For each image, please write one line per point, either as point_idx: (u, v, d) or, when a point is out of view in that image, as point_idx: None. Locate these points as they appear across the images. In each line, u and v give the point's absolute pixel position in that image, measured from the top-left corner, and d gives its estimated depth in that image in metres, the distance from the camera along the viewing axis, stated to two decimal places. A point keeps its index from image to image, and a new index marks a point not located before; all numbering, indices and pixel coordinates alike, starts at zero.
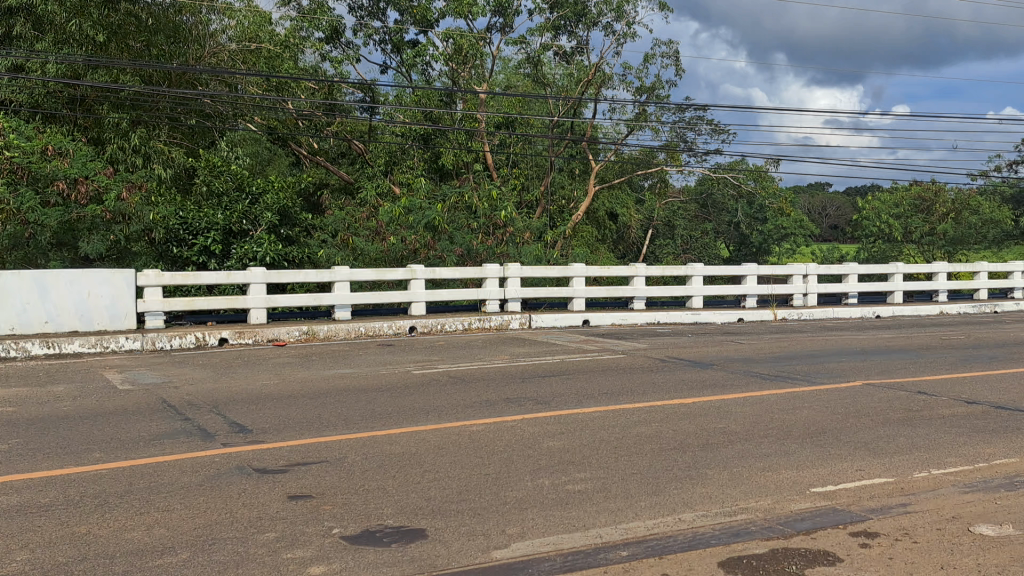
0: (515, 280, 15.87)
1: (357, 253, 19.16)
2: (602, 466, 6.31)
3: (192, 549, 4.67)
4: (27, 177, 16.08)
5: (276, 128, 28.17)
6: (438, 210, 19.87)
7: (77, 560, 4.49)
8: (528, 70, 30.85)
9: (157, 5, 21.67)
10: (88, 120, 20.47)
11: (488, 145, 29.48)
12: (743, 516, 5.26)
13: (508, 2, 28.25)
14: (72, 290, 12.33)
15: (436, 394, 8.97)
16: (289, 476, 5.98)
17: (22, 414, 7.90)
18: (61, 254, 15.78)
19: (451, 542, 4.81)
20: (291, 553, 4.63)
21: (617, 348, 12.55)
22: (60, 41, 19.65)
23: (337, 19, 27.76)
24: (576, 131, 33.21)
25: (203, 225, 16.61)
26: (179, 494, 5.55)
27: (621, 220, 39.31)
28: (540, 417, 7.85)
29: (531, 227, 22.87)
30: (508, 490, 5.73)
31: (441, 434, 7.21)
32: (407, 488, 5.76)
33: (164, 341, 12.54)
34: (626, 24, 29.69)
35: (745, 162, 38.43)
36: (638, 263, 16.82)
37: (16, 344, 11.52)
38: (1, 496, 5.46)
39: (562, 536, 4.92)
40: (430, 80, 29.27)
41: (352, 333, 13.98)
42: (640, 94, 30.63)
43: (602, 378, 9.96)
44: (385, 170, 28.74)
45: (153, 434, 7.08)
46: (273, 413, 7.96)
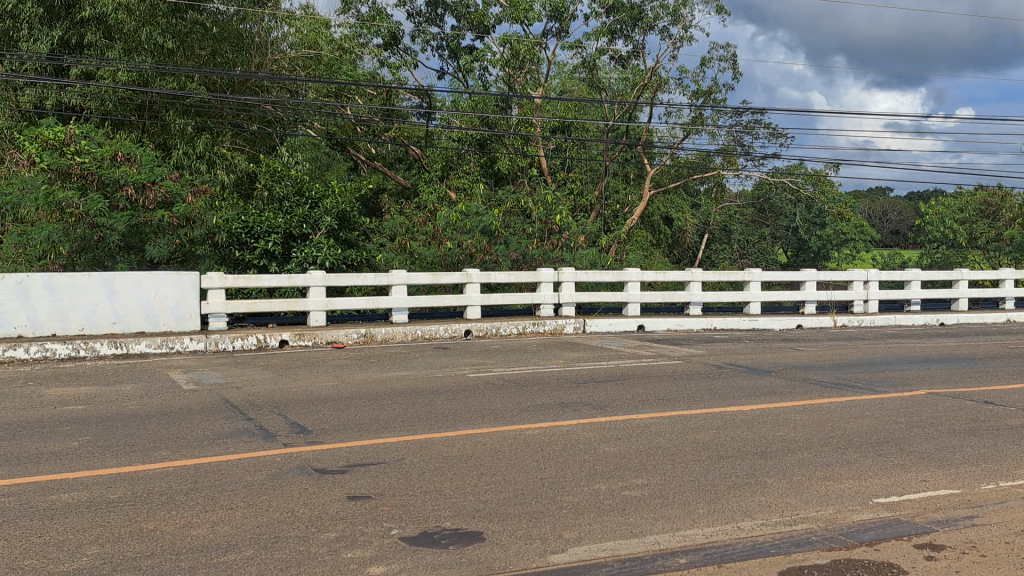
0: (570, 285, 15.84)
1: (415, 257, 19.32)
2: (659, 472, 6.27)
3: (255, 547, 4.75)
4: (97, 183, 16.19)
5: (335, 133, 28.53)
6: (494, 214, 19.85)
7: (144, 556, 4.60)
8: (584, 75, 30.79)
9: (221, 13, 22.14)
10: (155, 126, 20.75)
11: (543, 150, 29.55)
12: (804, 526, 5.19)
13: (564, 7, 28.23)
14: (137, 292, 12.65)
15: (492, 398, 9.00)
16: (348, 476, 6.06)
17: (90, 413, 8.13)
18: (128, 257, 16.08)
19: (507, 546, 4.83)
20: (351, 553, 4.69)
21: (673, 354, 12.44)
22: (129, 50, 20.11)
23: (396, 25, 28.04)
24: (632, 135, 33.04)
25: (264, 229, 17.46)
26: (241, 493, 5.65)
27: (677, 224, 38.92)
28: (597, 423, 7.82)
29: (588, 232, 22.72)
30: (564, 494, 5.73)
31: (497, 437, 7.25)
32: (464, 491, 5.79)
33: (226, 343, 12.79)
34: (683, 27, 29.49)
35: (804, 167, 37.88)
36: (695, 268, 16.66)
37: (85, 344, 11.85)
38: (72, 493, 5.62)
39: (619, 542, 4.91)
40: (486, 85, 29.38)
41: (409, 336, 14.10)
42: (697, 98, 30.35)
43: (659, 383, 9.89)
44: (442, 175, 28.89)
45: (217, 433, 7.24)
46: (332, 414, 8.07)
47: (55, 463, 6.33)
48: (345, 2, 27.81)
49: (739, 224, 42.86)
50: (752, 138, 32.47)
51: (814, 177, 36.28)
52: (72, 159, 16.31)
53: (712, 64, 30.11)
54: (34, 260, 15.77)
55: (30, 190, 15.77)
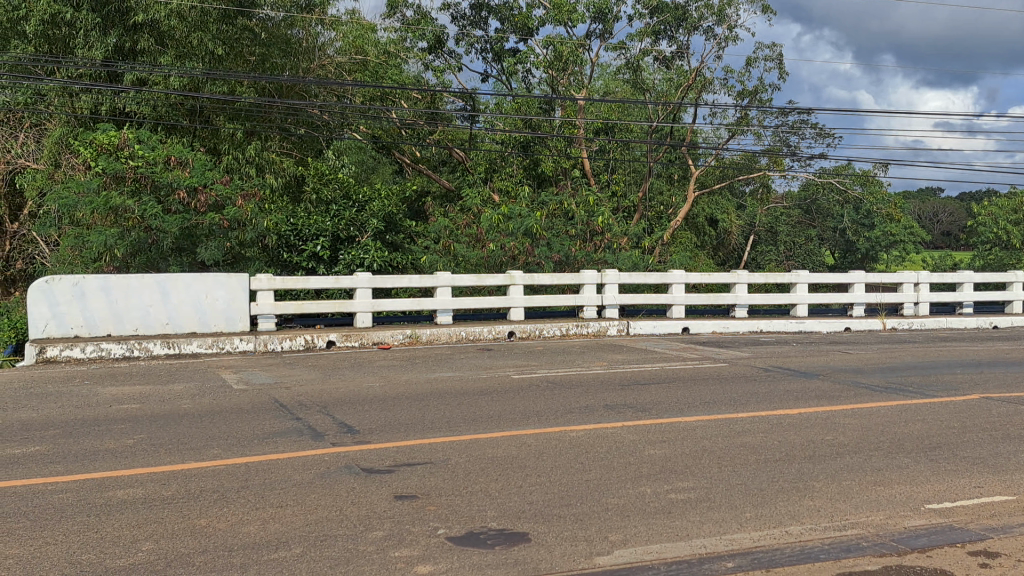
0: (614, 286, 15.78)
1: (459, 259, 19.45)
2: (706, 475, 6.24)
3: (305, 544, 4.82)
4: (150, 186, 16.49)
5: (380, 136, 28.78)
6: (537, 217, 19.83)
7: (197, 552, 4.68)
8: (628, 76, 30.66)
9: (271, 18, 22.54)
10: (205, 131, 21.15)
11: (586, 151, 29.53)
12: (854, 531, 5.12)
13: (608, 8, 28.13)
14: (190, 294, 12.87)
15: (537, 399, 9.01)
16: (395, 476, 6.11)
17: (143, 411, 8.30)
18: (180, 259, 16.43)
19: (554, 547, 4.83)
20: (398, 552, 4.73)
21: (718, 356, 12.35)
22: (181, 55, 20.50)
23: (441, 28, 28.17)
24: (676, 136, 32.83)
25: (312, 232, 17.92)
26: (291, 491, 5.74)
27: (722, 225, 38.58)
28: (642, 425, 7.80)
29: (631, 233, 22.59)
30: (609, 497, 5.72)
31: (542, 438, 7.26)
32: (509, 492, 5.81)
33: (276, 343, 12.97)
34: (728, 27, 29.24)
35: (852, 167, 37.33)
36: (741, 270, 16.49)
37: (139, 344, 12.11)
38: (128, 489, 5.76)
39: (666, 545, 4.89)
40: (529, 87, 29.41)
41: (453, 338, 14.18)
42: (742, 98, 30.04)
43: (705, 386, 9.83)
44: (485, 177, 29.01)
45: (267, 432, 7.34)
46: (379, 415, 8.15)
47: (111, 460, 6.47)
48: (390, 6, 28.04)
49: (785, 226, 42.46)
50: (799, 139, 32.05)
51: (862, 178, 35.71)
52: (126, 162, 16.57)
53: (758, 63, 29.74)
54: (89, 261, 16.21)
55: (86, 194, 16.05)
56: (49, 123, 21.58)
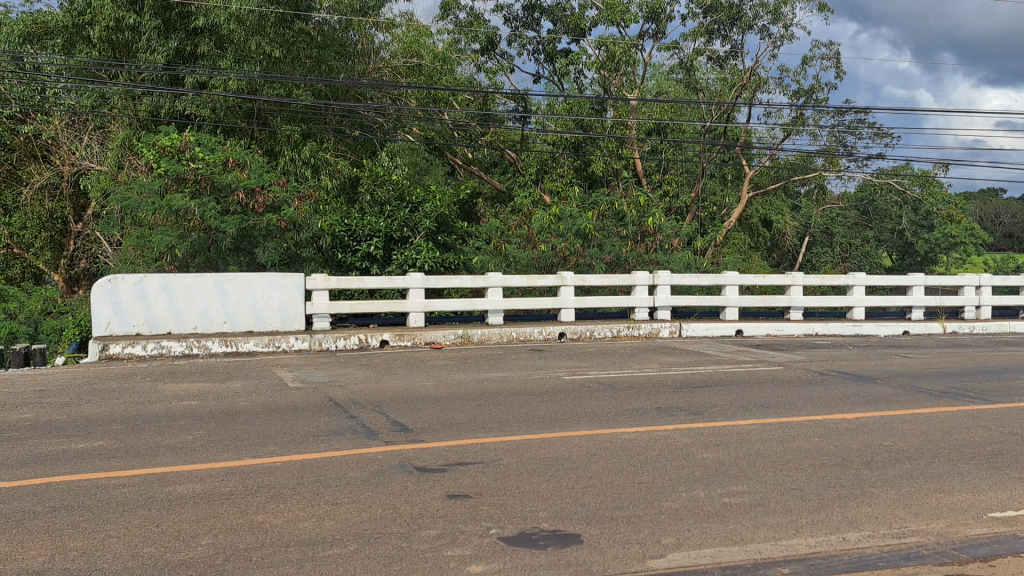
0: (666, 288, 15.66)
1: (510, 260, 19.46)
2: (761, 480, 6.16)
3: (360, 542, 4.87)
4: (211, 187, 16.74)
5: (433, 138, 28.97)
6: (589, 217, 19.79)
7: (256, 547, 4.76)
8: (681, 75, 30.40)
9: (327, 22, 22.74)
10: (263, 133, 21.63)
11: (638, 152, 29.38)
12: (914, 539, 5.01)
13: (661, 8, 27.94)
14: (248, 293, 13.07)
15: (588, 401, 8.99)
16: (448, 476, 6.14)
17: (202, 408, 8.47)
18: (238, 259, 16.69)
19: (606, 549, 4.82)
20: (451, 551, 4.76)
21: (773, 359, 12.19)
22: (240, 58, 20.88)
23: (493, 30, 28.28)
24: (730, 136, 32.46)
25: (366, 233, 18.15)
26: (346, 489, 5.80)
27: (776, 227, 38.06)
28: (695, 428, 7.74)
29: (683, 234, 22.40)
30: (662, 500, 5.68)
31: (594, 440, 7.25)
32: (561, 493, 5.81)
33: (330, 342, 13.17)
34: (783, 26, 28.83)
35: (911, 168, 36.55)
36: (796, 271, 16.24)
37: (198, 342, 12.36)
38: (187, 484, 5.88)
39: (720, 549, 4.85)
40: (582, 88, 29.35)
41: (504, 338, 14.24)
42: (798, 97, 29.59)
43: (760, 390, 9.71)
44: (536, 178, 29.03)
45: (323, 430, 7.45)
46: (432, 414, 8.20)
47: (172, 455, 6.62)
48: (443, 9, 28.21)
49: (841, 227, 41.75)
50: (856, 138, 31.49)
51: (922, 178, 34.94)
52: (187, 163, 16.86)
53: (814, 62, 29.27)
54: (150, 260, 16.60)
55: (148, 195, 16.42)
56: (113, 126, 22.13)
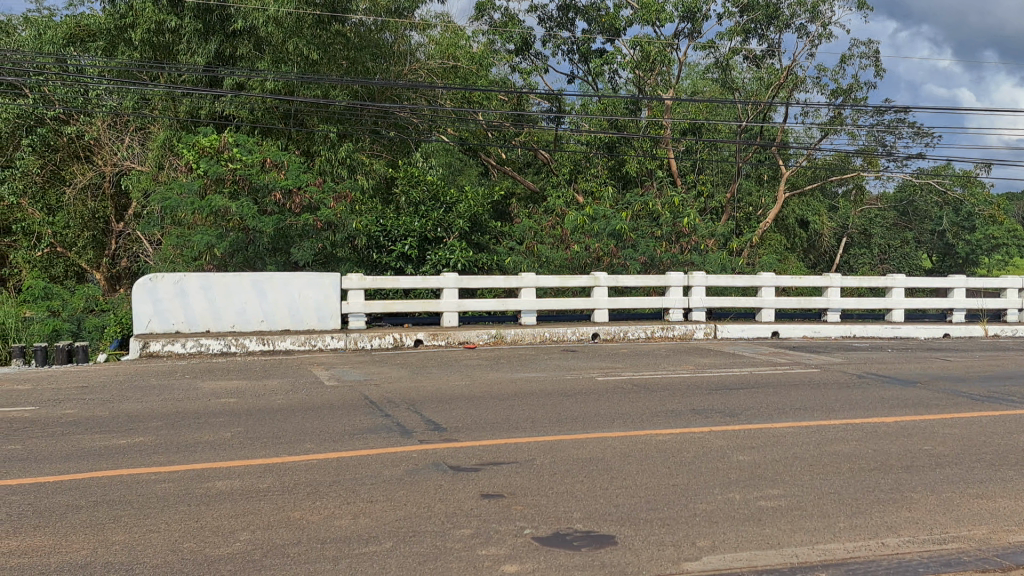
0: (701, 289, 15.55)
1: (543, 261, 19.46)
2: (798, 483, 6.11)
3: (395, 539, 4.90)
4: (248, 187, 16.93)
5: (468, 139, 29.07)
6: (623, 218, 19.72)
7: (292, 543, 4.81)
8: (716, 75, 30.18)
9: (363, 23, 22.88)
10: (300, 134, 21.82)
11: (673, 152, 29.24)
12: (955, 545, 4.94)
13: (697, 7, 27.76)
14: (285, 292, 13.19)
15: (623, 402, 8.96)
16: (483, 475, 6.16)
17: (240, 405, 8.58)
18: (275, 259, 16.89)
19: (641, 551, 4.80)
20: (485, 550, 4.78)
21: (810, 362, 12.05)
22: (278, 60, 21.12)
23: (528, 31, 28.28)
24: (766, 136, 32.17)
25: (400, 233, 18.18)
26: (381, 486, 5.85)
27: (813, 228, 37.65)
28: (730, 430, 7.69)
29: (718, 234, 22.19)
30: (698, 502, 5.66)
31: (628, 441, 7.23)
32: (595, 494, 5.80)
33: (365, 341, 13.27)
34: (821, 24, 28.51)
35: (951, 168, 35.93)
36: (834, 273, 16.06)
37: (236, 341, 12.52)
38: (226, 480, 5.96)
39: (756, 552, 4.81)
40: (616, 88, 29.27)
41: (538, 338, 14.24)
42: (836, 97, 29.22)
43: (796, 392, 9.61)
44: (570, 178, 28.99)
45: (358, 428, 7.51)
46: (465, 413, 8.22)
47: (210, 452, 6.71)
48: (479, 9, 28.27)
49: (880, 228, 41.15)
50: (895, 138, 31.02)
51: (963, 178, 34.33)
52: (226, 164, 17.03)
53: (853, 61, 28.86)
54: (190, 260, 16.83)
55: (188, 195, 16.64)
56: (153, 126, 22.57)
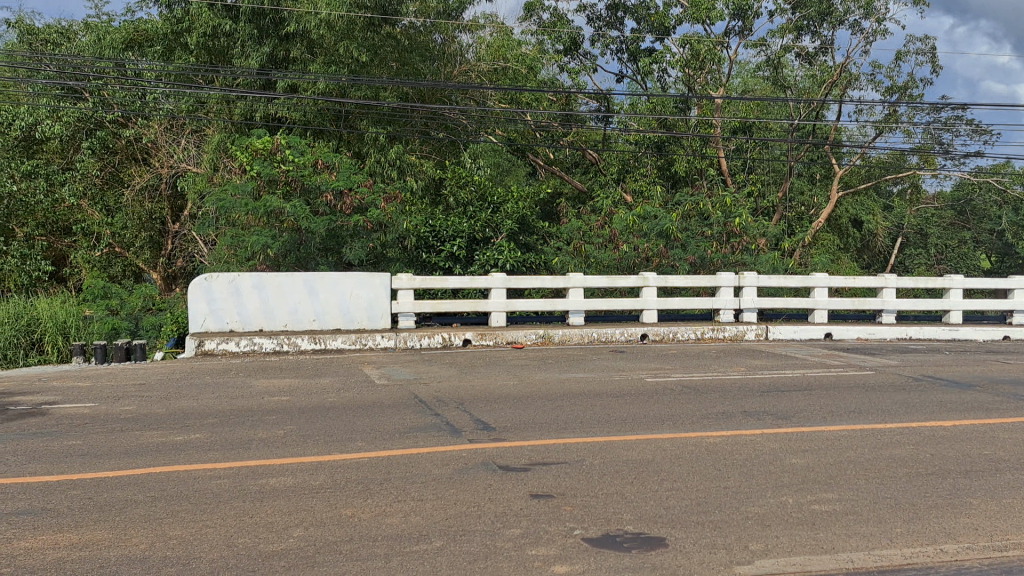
0: (752, 290, 15.39)
1: (591, 261, 19.43)
2: (852, 487, 6.00)
3: (445, 538, 4.93)
4: (300, 189, 17.16)
5: (516, 139, 29.14)
6: (673, 218, 19.58)
7: (344, 540, 4.86)
8: (768, 73, 29.83)
9: (413, 26, 22.98)
10: (351, 135, 22.05)
11: (723, 151, 28.99)
12: (1017, 553, 4.81)
13: (748, 5, 27.44)
14: (336, 291, 13.34)
15: (672, 403, 8.90)
16: (532, 475, 6.16)
17: (291, 403, 8.70)
18: (327, 258, 17.10)
19: (692, 554, 4.76)
20: (535, 550, 4.78)
21: (864, 364, 11.84)
22: (329, 62, 21.35)
23: (577, 31, 28.23)
24: (819, 134, 31.69)
25: (450, 233, 18.31)
26: (431, 485, 5.89)
27: (867, 227, 37.00)
28: (782, 433, 7.59)
29: (770, 234, 21.91)
30: (749, 505, 5.58)
31: (678, 443, 7.17)
32: (645, 496, 5.77)
33: (415, 341, 13.36)
34: (876, 20, 28.00)
35: (1012, 166, 34.99)
36: (889, 274, 15.76)
37: (288, 340, 12.70)
38: (279, 477, 6.05)
39: (810, 557, 4.74)
40: (665, 87, 29.08)
41: (586, 338, 14.21)
42: (891, 94, 28.66)
43: (850, 395, 9.44)
44: (618, 178, 28.85)
45: (408, 427, 7.57)
46: (515, 413, 8.22)
47: (263, 449, 6.81)
48: (528, 9, 28.27)
49: (937, 227, 40.21)
50: (952, 136, 30.36)
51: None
52: (278, 166, 17.28)
53: (909, 57, 28.28)
54: (244, 259, 17.09)
55: (242, 196, 16.96)
56: (208, 129, 23.12)
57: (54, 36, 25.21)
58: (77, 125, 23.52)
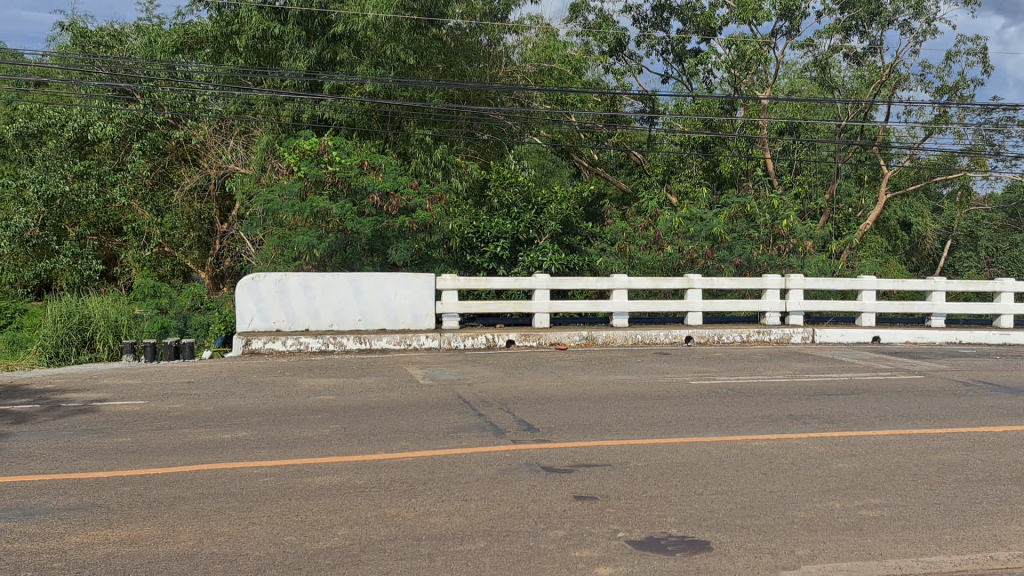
0: (798, 292, 15.21)
1: (635, 262, 19.37)
2: (901, 493, 5.90)
3: (489, 538, 4.94)
4: (347, 189, 17.34)
5: (560, 140, 29.18)
6: (720, 220, 19.45)
7: (388, 539, 4.90)
8: (815, 73, 29.48)
9: (458, 28, 23.07)
10: (397, 136, 22.17)
11: (770, 152, 28.77)
12: None
13: (796, 5, 27.14)
14: (381, 291, 13.43)
15: (717, 406, 8.83)
16: (575, 476, 6.16)
17: (336, 402, 8.79)
18: (372, 259, 17.24)
19: (736, 557, 4.72)
20: (579, 552, 4.77)
21: (912, 368, 11.65)
22: (376, 63, 21.53)
23: (622, 31, 28.13)
24: (866, 135, 31.25)
25: (493, 234, 18.39)
26: (474, 485, 5.90)
27: (916, 229, 36.42)
28: (829, 437, 7.49)
29: (817, 236, 21.64)
30: (795, 510, 5.52)
31: (724, 446, 7.11)
32: (689, 499, 5.72)
33: (459, 341, 13.43)
34: (926, 20, 27.52)
35: None
36: (938, 276, 15.49)
37: (334, 339, 12.83)
38: (325, 475, 6.11)
39: (857, 563, 4.67)
40: (711, 88, 28.84)
41: (629, 340, 14.16)
42: (941, 95, 28.16)
43: (899, 400, 9.29)
44: (663, 179, 28.74)
45: (453, 427, 7.60)
46: (558, 415, 8.22)
47: (309, 447, 6.89)
48: (573, 10, 28.25)
49: (988, 230, 39.38)
50: (1004, 137, 29.72)
51: None
52: (325, 167, 17.46)
53: (960, 57, 27.76)
54: (290, 260, 17.25)
55: (289, 197, 17.18)
56: (256, 130, 23.49)
57: (107, 38, 25.72)
58: (128, 125, 23.97)
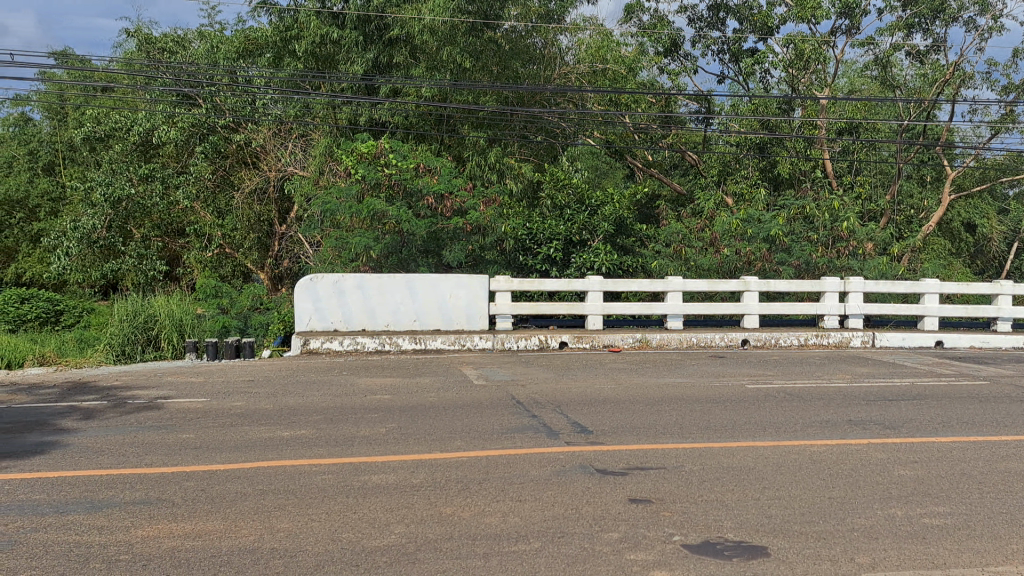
0: (857, 295, 14.90)
1: (691, 264, 19.21)
2: (965, 501, 5.76)
3: (543, 539, 4.95)
4: (403, 192, 17.52)
5: (615, 142, 29.15)
6: (778, 221, 19.22)
7: (444, 539, 4.94)
8: (875, 72, 28.94)
9: (513, 30, 23.11)
10: (451, 139, 22.36)
11: (828, 153, 28.31)
12: None
13: (856, 3, 26.64)
14: (436, 292, 13.55)
15: (774, 410, 8.72)
16: (631, 479, 6.14)
17: (393, 402, 8.89)
18: (427, 260, 17.40)
19: (795, 563, 4.66)
20: (634, 555, 4.75)
21: (977, 373, 11.35)
22: (431, 67, 21.65)
23: (677, 31, 27.91)
24: (929, 135, 30.55)
25: (547, 235, 18.36)
26: (529, 486, 5.92)
27: (981, 231, 35.46)
28: (890, 443, 7.34)
29: (878, 239, 21.18)
30: (855, 517, 5.42)
31: (781, 451, 7.02)
32: (746, 504, 5.66)
33: (512, 342, 13.45)
34: (992, 17, 26.76)
35: None
36: (1004, 280, 15.04)
37: (390, 339, 12.96)
38: (381, 474, 6.18)
39: (920, 572, 4.57)
40: (768, 88, 28.47)
41: (684, 343, 14.04)
42: (1007, 93, 27.38)
43: (963, 406, 9.06)
44: (719, 180, 28.52)
45: (507, 428, 7.62)
46: (613, 416, 8.20)
47: (367, 446, 6.98)
48: (628, 11, 28.13)
49: None
50: None
51: None
52: (382, 169, 17.63)
53: None
54: (346, 260, 17.46)
55: (346, 199, 17.39)
56: (314, 133, 23.85)
57: (170, 45, 26.24)
58: (191, 129, 24.31)
